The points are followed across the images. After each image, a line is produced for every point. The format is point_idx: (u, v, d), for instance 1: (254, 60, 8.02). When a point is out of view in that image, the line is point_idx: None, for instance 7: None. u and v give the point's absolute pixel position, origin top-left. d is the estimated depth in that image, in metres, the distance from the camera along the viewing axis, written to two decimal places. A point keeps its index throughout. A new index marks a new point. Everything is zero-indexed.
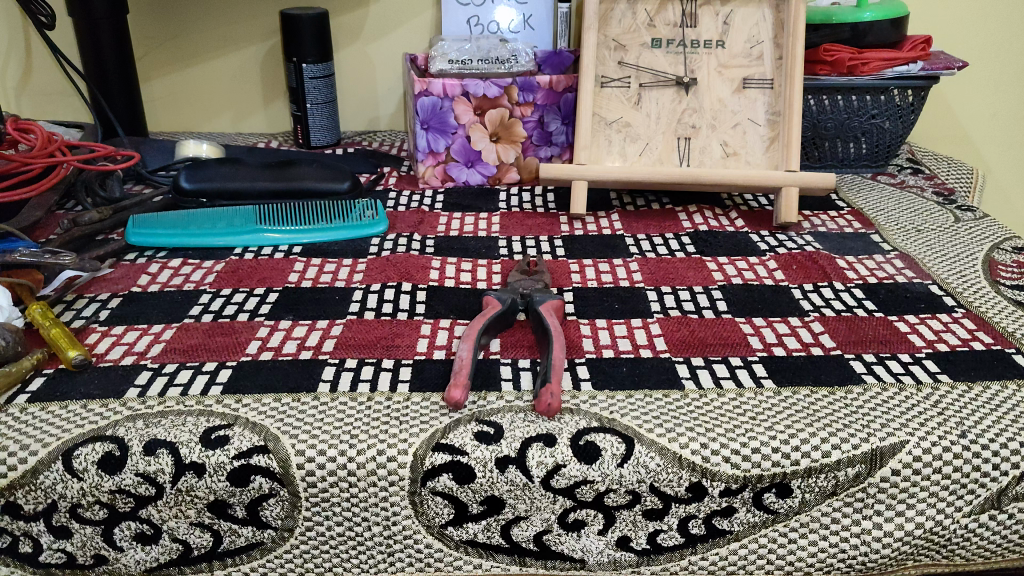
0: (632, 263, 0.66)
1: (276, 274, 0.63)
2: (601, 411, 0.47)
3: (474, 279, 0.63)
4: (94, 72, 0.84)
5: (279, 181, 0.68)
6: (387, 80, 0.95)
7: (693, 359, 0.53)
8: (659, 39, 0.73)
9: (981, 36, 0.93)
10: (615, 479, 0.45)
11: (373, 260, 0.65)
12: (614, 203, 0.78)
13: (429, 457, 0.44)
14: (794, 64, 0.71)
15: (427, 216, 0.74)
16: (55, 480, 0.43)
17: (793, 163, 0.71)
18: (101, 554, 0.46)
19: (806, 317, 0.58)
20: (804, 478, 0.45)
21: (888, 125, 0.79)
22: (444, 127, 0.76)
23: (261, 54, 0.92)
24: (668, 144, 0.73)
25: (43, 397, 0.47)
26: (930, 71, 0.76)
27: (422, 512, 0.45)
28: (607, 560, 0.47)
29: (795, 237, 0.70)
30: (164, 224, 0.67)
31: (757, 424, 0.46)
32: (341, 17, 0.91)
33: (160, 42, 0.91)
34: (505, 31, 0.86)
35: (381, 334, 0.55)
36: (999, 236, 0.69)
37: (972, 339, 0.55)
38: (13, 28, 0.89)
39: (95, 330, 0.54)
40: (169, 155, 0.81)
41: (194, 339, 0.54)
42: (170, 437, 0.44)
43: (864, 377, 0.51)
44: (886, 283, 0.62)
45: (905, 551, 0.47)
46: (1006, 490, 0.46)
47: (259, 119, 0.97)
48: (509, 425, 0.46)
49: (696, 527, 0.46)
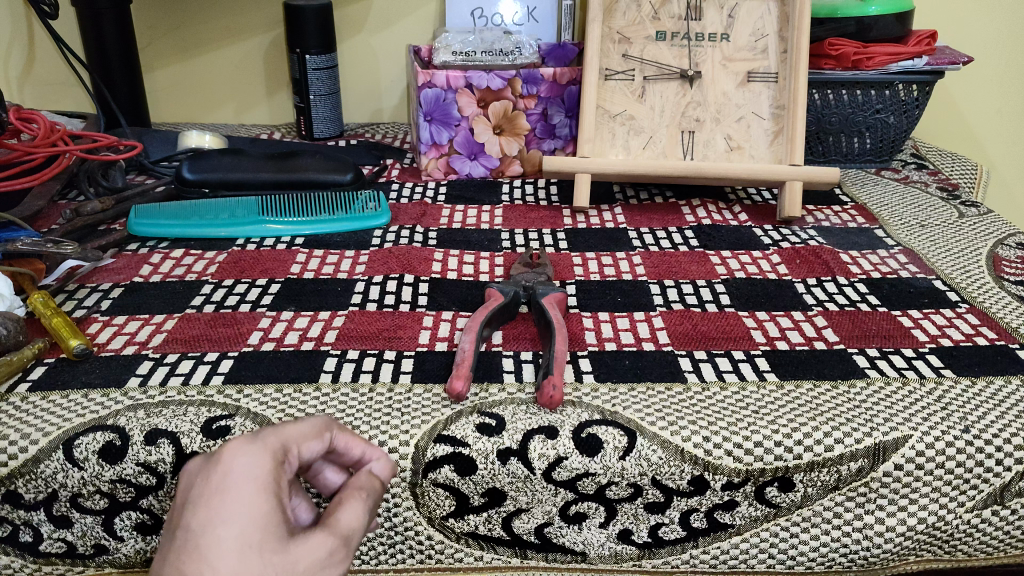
0: (636, 257, 0.65)
1: (278, 265, 0.63)
2: (603, 403, 0.47)
3: (477, 271, 0.63)
4: (97, 62, 0.83)
5: (281, 172, 0.68)
6: (390, 72, 0.95)
7: (695, 352, 0.53)
8: (664, 32, 0.73)
9: (987, 31, 0.93)
10: (616, 471, 0.44)
11: (375, 252, 0.65)
12: (617, 197, 0.78)
13: (430, 448, 0.44)
14: (799, 57, 0.70)
15: (430, 208, 0.74)
16: (55, 470, 0.43)
17: (797, 157, 0.71)
18: (102, 544, 0.46)
19: (809, 311, 0.57)
20: (806, 472, 0.45)
21: (893, 121, 0.78)
22: (447, 119, 0.75)
23: (264, 45, 0.92)
24: (672, 138, 0.73)
25: (44, 387, 0.47)
26: (935, 66, 0.75)
27: (423, 503, 0.45)
28: (608, 552, 0.48)
29: (799, 232, 0.70)
30: (166, 214, 0.67)
31: (759, 418, 0.46)
32: (344, 9, 0.90)
33: (164, 32, 0.91)
34: (509, 23, 0.86)
35: (384, 325, 0.54)
36: (1003, 231, 0.69)
37: (975, 334, 0.54)
38: (16, 18, 0.89)
39: (96, 320, 0.54)
40: (172, 146, 0.80)
41: (195, 330, 0.53)
42: (172, 427, 0.44)
43: (868, 371, 0.50)
44: (889, 278, 0.62)
45: (907, 546, 0.47)
46: (1009, 485, 0.45)
47: (261, 110, 0.97)
48: (511, 417, 0.45)
49: (698, 520, 0.46)
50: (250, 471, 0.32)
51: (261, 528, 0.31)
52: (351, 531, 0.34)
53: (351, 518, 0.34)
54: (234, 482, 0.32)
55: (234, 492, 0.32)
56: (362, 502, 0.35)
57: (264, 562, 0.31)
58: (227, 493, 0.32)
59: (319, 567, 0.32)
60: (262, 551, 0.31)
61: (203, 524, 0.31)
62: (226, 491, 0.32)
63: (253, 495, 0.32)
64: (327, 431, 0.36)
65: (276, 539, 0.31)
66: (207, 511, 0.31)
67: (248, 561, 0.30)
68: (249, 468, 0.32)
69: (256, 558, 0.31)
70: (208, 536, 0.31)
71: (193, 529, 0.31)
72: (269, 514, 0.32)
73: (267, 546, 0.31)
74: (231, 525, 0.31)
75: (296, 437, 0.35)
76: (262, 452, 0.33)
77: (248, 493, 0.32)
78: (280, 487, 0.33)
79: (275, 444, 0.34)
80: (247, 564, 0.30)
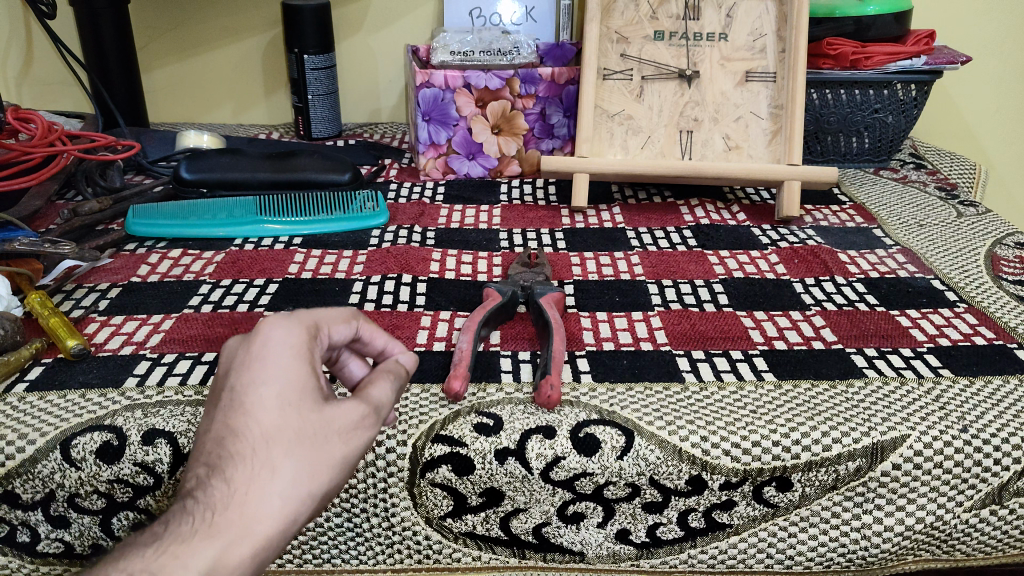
0: (634, 257, 0.65)
1: (276, 265, 0.63)
2: (601, 403, 0.47)
3: (475, 271, 0.63)
4: (95, 62, 0.83)
5: (279, 172, 0.68)
6: (389, 72, 0.94)
7: (693, 352, 0.53)
8: (661, 32, 0.73)
9: (986, 31, 0.93)
10: (614, 471, 0.44)
11: (373, 252, 0.65)
12: (616, 197, 0.78)
13: (428, 448, 0.44)
14: (797, 56, 0.70)
15: (428, 208, 0.74)
16: (53, 470, 0.43)
17: (795, 157, 0.70)
18: (99, 544, 0.46)
19: (807, 311, 0.57)
20: (804, 472, 0.44)
21: (891, 120, 0.78)
22: (445, 119, 0.75)
23: (262, 45, 0.92)
24: (670, 137, 0.73)
25: (42, 387, 0.47)
26: (933, 66, 0.75)
27: (421, 503, 0.45)
28: (606, 552, 0.48)
29: (797, 231, 0.70)
30: (164, 214, 0.67)
31: (757, 418, 0.46)
32: (342, 9, 0.90)
33: (162, 32, 0.90)
34: (507, 24, 0.86)
35: (382, 325, 0.54)
36: (1001, 231, 0.69)
37: (974, 334, 0.54)
38: (14, 18, 0.89)
39: (94, 320, 0.54)
40: (170, 146, 0.80)
41: (193, 330, 0.53)
42: (169, 427, 0.44)
43: (866, 371, 0.50)
44: (888, 277, 0.62)
45: (905, 545, 0.47)
46: (1007, 485, 0.45)
47: (260, 110, 0.97)
48: (509, 417, 0.45)
49: (696, 521, 0.46)
50: (287, 339, 0.34)
51: (299, 392, 0.34)
52: (381, 404, 0.36)
53: (380, 391, 0.36)
54: (272, 350, 0.34)
55: (273, 357, 0.34)
56: (391, 380, 0.37)
57: (302, 419, 0.33)
58: (267, 358, 0.34)
59: (353, 429, 0.35)
60: (301, 410, 0.33)
61: (247, 385, 0.33)
62: (265, 358, 0.34)
63: (291, 362, 0.34)
64: (355, 318, 0.38)
65: (313, 401, 0.34)
66: (249, 374, 0.34)
67: (288, 417, 0.33)
68: (285, 336, 0.35)
69: (296, 415, 0.33)
70: (251, 397, 0.33)
71: (237, 389, 0.33)
72: (307, 378, 0.34)
73: (304, 408, 0.33)
74: (272, 386, 0.33)
75: (326, 318, 0.37)
76: (297, 326, 0.35)
77: (287, 360, 0.34)
78: (314, 356, 0.35)
79: (309, 321, 0.36)
80: (287, 420, 0.33)
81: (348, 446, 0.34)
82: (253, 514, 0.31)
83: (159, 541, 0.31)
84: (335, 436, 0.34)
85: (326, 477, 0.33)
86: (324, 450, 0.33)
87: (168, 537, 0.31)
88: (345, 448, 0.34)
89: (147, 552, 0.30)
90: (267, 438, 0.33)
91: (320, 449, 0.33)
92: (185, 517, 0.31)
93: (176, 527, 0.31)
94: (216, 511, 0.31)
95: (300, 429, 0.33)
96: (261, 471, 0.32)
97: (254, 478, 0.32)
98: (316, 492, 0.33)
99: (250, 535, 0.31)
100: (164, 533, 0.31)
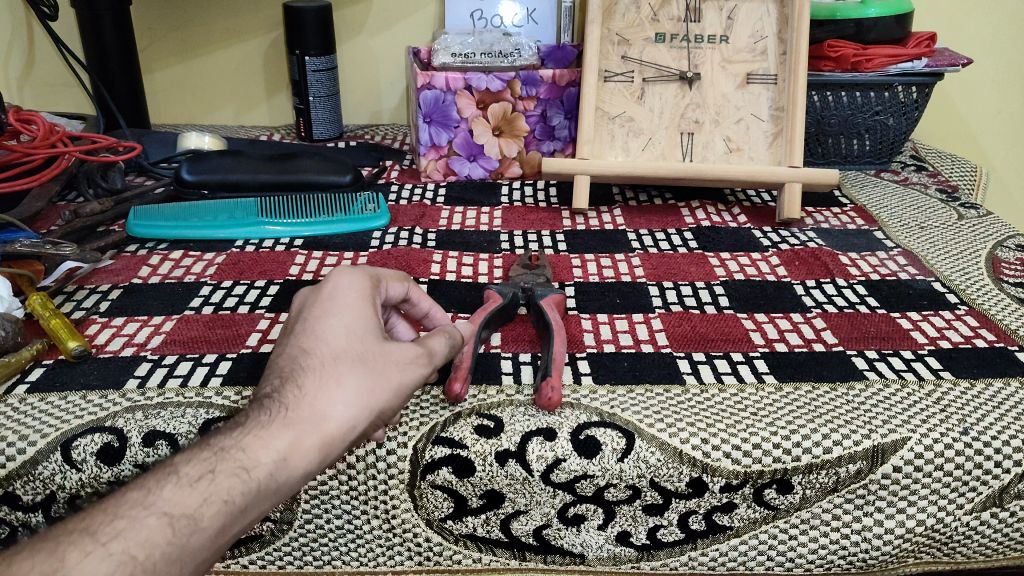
0: (635, 259, 0.65)
1: (277, 267, 0.63)
2: (601, 405, 0.47)
3: (476, 272, 0.63)
4: (96, 63, 0.84)
5: (279, 174, 0.68)
6: (390, 74, 0.95)
7: (693, 354, 0.52)
8: (662, 34, 0.73)
9: (987, 33, 0.93)
10: (614, 473, 0.44)
11: (373, 254, 0.65)
12: (616, 198, 0.78)
13: (429, 450, 0.44)
14: (798, 57, 0.70)
15: (429, 210, 0.74)
16: (53, 471, 0.43)
17: (796, 159, 0.70)
18: None
19: (808, 313, 0.57)
20: (804, 474, 0.44)
21: (891, 123, 0.78)
22: (446, 120, 0.75)
23: (264, 46, 0.92)
24: (671, 140, 0.73)
25: (43, 388, 0.47)
26: (934, 68, 0.75)
27: (422, 504, 0.45)
28: (607, 554, 0.48)
29: (797, 233, 0.70)
30: (165, 215, 0.67)
31: (758, 420, 0.46)
32: (343, 10, 0.90)
33: (164, 33, 0.91)
34: (508, 25, 0.86)
35: None
36: (1002, 233, 0.69)
37: (975, 336, 0.54)
38: (16, 19, 0.89)
39: (95, 321, 0.54)
40: (170, 147, 0.80)
41: (194, 331, 0.53)
42: (170, 428, 0.44)
43: (867, 373, 0.50)
44: (889, 279, 0.62)
45: (906, 548, 0.47)
46: (1008, 487, 0.45)
47: (262, 112, 0.97)
48: (509, 419, 0.45)
49: (696, 523, 0.46)
50: (353, 284, 0.41)
51: (363, 321, 0.39)
52: (437, 352, 0.40)
53: (438, 341, 0.41)
54: (341, 291, 0.40)
55: (342, 297, 0.40)
56: (447, 338, 0.41)
57: (366, 344, 0.38)
58: (336, 297, 0.40)
59: (411, 363, 0.39)
60: (365, 337, 0.38)
61: (319, 315, 0.39)
62: (334, 297, 0.40)
63: (356, 300, 0.40)
64: (407, 281, 0.45)
65: (376, 333, 0.39)
66: (321, 308, 0.40)
67: (353, 340, 0.38)
68: (351, 284, 0.41)
69: (360, 341, 0.38)
70: (322, 323, 0.39)
71: (310, 320, 0.39)
72: (369, 313, 0.40)
73: (367, 334, 0.39)
74: (341, 317, 0.39)
75: (384, 275, 0.44)
76: (361, 275, 0.42)
77: (353, 298, 0.40)
78: (376, 300, 0.41)
79: (372, 275, 0.43)
80: (352, 342, 0.38)
81: (407, 374, 0.38)
82: (321, 414, 0.36)
83: (243, 426, 0.36)
84: (393, 365, 0.38)
85: (384, 396, 0.37)
86: (384, 371, 0.38)
87: (251, 423, 0.36)
88: (403, 375, 0.38)
89: (235, 432, 0.36)
90: (335, 356, 0.38)
91: (381, 369, 0.38)
92: (263, 411, 0.36)
93: (256, 417, 0.36)
94: (290, 410, 0.36)
95: (363, 351, 0.38)
96: (328, 381, 0.37)
97: (322, 384, 0.37)
98: (376, 408, 0.37)
99: (318, 428, 0.36)
100: (247, 421, 0.36)
